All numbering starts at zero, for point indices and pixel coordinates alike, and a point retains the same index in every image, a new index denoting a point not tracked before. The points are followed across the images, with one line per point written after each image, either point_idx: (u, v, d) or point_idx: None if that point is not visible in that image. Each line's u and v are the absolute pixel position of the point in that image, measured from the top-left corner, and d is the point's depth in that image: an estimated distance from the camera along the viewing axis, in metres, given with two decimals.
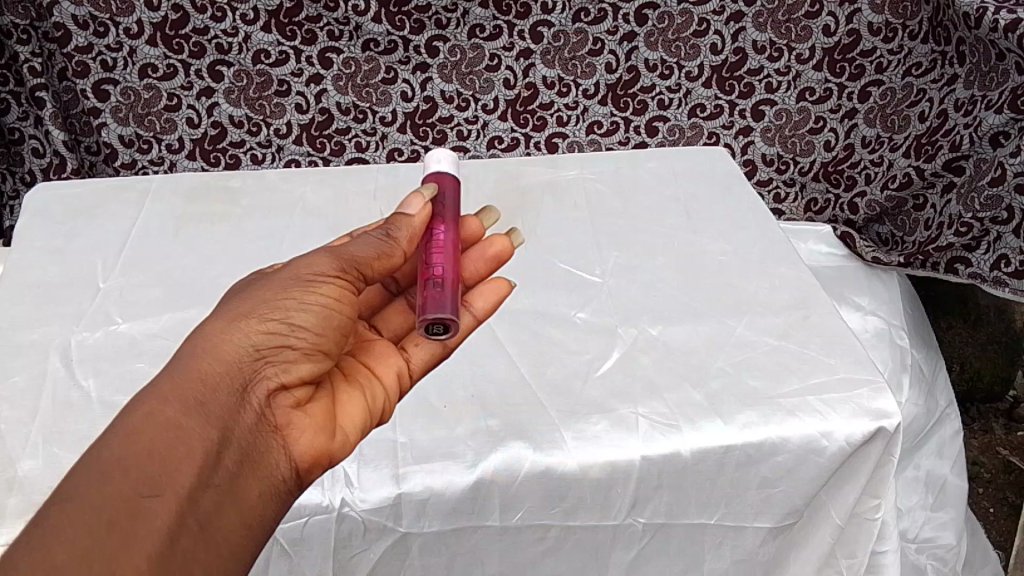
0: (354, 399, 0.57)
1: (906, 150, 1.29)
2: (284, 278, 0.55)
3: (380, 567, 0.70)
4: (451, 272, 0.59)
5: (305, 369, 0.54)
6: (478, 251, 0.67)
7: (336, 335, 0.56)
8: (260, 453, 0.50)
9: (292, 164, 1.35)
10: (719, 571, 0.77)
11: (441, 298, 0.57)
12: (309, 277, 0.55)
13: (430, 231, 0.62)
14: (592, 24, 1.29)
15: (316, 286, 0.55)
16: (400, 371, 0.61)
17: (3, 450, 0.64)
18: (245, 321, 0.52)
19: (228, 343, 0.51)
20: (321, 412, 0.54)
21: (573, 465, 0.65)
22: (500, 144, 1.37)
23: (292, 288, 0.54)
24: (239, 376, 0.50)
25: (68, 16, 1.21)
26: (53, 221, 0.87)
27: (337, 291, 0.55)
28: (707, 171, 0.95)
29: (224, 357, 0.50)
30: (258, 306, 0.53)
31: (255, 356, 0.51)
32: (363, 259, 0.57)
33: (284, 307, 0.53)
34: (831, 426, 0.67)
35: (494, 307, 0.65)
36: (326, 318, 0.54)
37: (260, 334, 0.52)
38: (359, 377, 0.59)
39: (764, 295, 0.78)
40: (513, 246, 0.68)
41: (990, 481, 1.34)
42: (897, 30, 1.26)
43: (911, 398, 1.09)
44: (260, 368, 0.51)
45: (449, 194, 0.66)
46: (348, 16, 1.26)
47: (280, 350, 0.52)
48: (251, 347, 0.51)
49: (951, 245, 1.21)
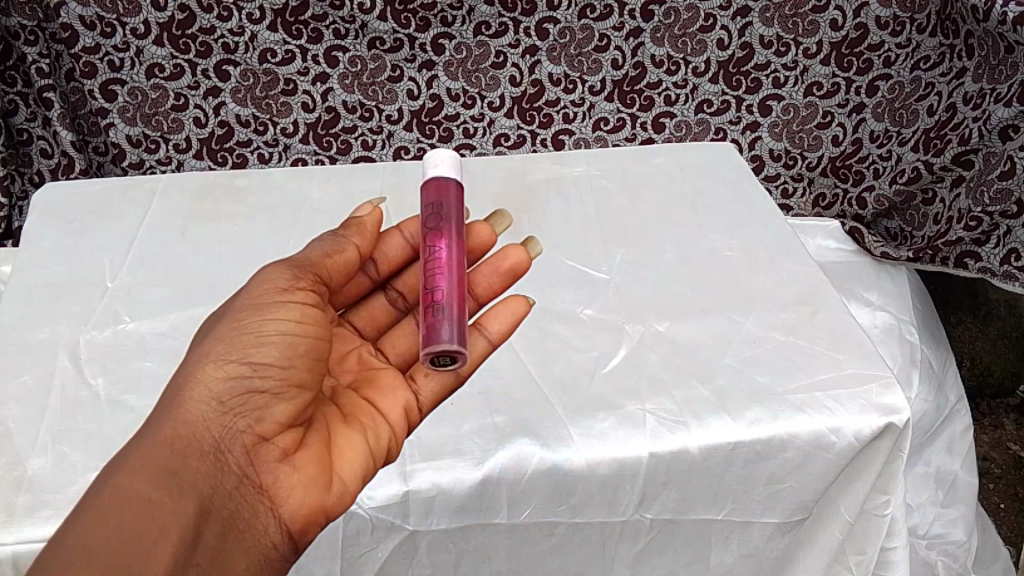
0: (351, 439, 0.58)
1: (915, 144, 1.27)
2: (243, 315, 0.56)
3: (388, 565, 0.70)
4: (454, 293, 0.58)
5: (281, 413, 0.54)
6: (491, 266, 0.67)
7: (308, 366, 0.56)
8: (245, 515, 0.51)
9: (299, 162, 1.37)
10: (727, 566, 0.77)
11: (442, 328, 0.56)
12: (268, 312, 0.56)
13: (430, 248, 0.61)
14: (598, 20, 1.28)
15: (276, 320, 0.56)
16: (406, 407, 0.61)
17: (12, 449, 0.64)
18: (205, 373, 0.53)
19: (191, 401, 0.52)
20: (313, 460, 0.55)
21: (581, 461, 0.65)
22: (506, 141, 1.38)
23: (252, 325, 0.55)
24: (209, 434, 0.52)
25: (75, 17, 1.21)
26: (61, 221, 0.87)
27: (296, 316, 0.56)
28: (712, 167, 0.95)
29: (190, 417, 0.52)
30: (216, 351, 0.54)
31: (222, 409, 0.53)
32: (315, 262, 0.60)
33: (244, 348, 0.54)
34: (840, 421, 0.66)
35: (509, 330, 0.64)
36: (289, 351, 0.55)
37: (223, 385, 0.53)
38: (360, 416, 0.59)
39: (772, 289, 0.78)
40: (530, 258, 0.68)
41: (1000, 476, 1.33)
42: (905, 23, 1.24)
43: (921, 395, 1.07)
44: (229, 420, 0.53)
45: (451, 202, 0.63)
46: (353, 14, 1.25)
47: (247, 397, 0.53)
48: (215, 400, 0.53)
49: (960, 239, 1.20)
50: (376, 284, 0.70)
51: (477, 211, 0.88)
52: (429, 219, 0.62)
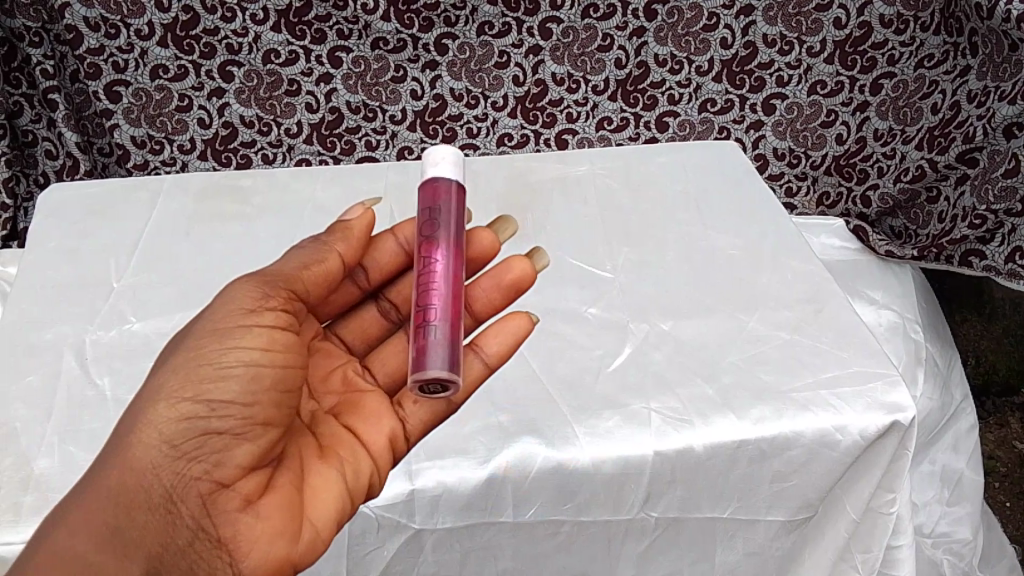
0: (326, 475, 0.56)
1: (918, 143, 1.28)
2: (204, 344, 0.54)
3: (394, 564, 0.71)
4: (445, 313, 0.57)
5: (242, 455, 0.52)
6: (493, 278, 0.66)
7: (274, 400, 0.55)
8: (201, 571, 0.49)
9: (302, 163, 1.37)
10: (732, 564, 0.77)
11: (434, 354, 0.56)
12: (231, 340, 0.54)
13: (424, 259, 0.59)
14: (602, 20, 1.28)
15: (238, 352, 0.54)
16: (391, 436, 0.60)
17: (20, 449, 0.64)
18: (159, 413, 0.51)
19: (143, 445, 0.51)
20: (278, 507, 0.52)
21: (585, 460, 0.65)
22: (510, 141, 1.38)
23: (212, 357, 0.54)
24: (161, 482, 0.50)
25: (79, 18, 1.21)
26: (67, 222, 0.87)
27: (262, 345, 0.55)
28: (715, 166, 0.95)
29: (140, 464, 0.50)
30: (172, 387, 0.52)
31: (175, 453, 0.51)
32: (289, 277, 0.59)
33: (202, 383, 0.53)
34: (845, 420, 0.66)
35: (507, 352, 0.63)
36: (252, 384, 0.54)
37: (178, 427, 0.51)
38: (339, 450, 0.58)
39: (776, 289, 0.78)
40: (535, 272, 0.67)
41: (1006, 475, 1.32)
42: (908, 22, 1.23)
43: (926, 393, 1.07)
44: (184, 464, 0.51)
45: (446, 207, 0.62)
46: (357, 14, 1.25)
47: (204, 438, 0.51)
48: (166, 443, 0.51)
49: (965, 237, 1.21)
50: (368, 293, 0.70)
51: (480, 211, 0.88)
52: (423, 225, 0.61)
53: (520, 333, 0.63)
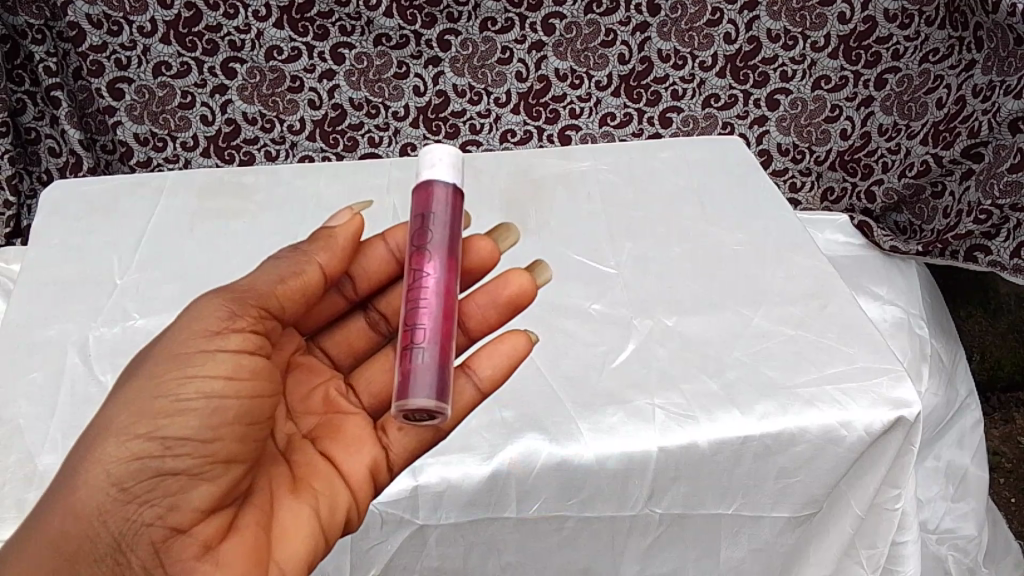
0: (297, 513, 0.56)
1: (924, 138, 1.27)
2: (159, 374, 0.52)
3: (397, 560, 0.71)
4: (433, 335, 0.54)
5: (199, 498, 0.51)
6: (489, 295, 0.64)
7: (237, 434, 0.53)
8: None
9: (305, 160, 1.35)
10: (736, 560, 0.76)
11: (421, 380, 0.53)
12: (191, 369, 0.52)
13: (415, 272, 0.57)
14: (604, 15, 1.29)
15: (197, 383, 0.52)
16: (372, 465, 0.59)
17: (24, 445, 0.64)
18: (108, 452, 0.50)
19: (90, 486, 0.50)
20: (238, 551, 0.51)
21: (590, 456, 0.65)
22: (513, 137, 1.37)
23: (167, 389, 0.52)
24: (109, 528, 0.49)
25: (82, 15, 1.22)
26: (70, 218, 0.87)
27: (223, 374, 0.53)
28: (718, 161, 0.94)
29: (87, 508, 0.49)
30: (123, 422, 0.51)
31: (125, 496, 0.50)
32: (262, 295, 0.57)
33: (157, 417, 0.51)
34: (850, 415, 0.66)
35: (500, 376, 0.61)
36: (211, 419, 0.52)
37: (126, 468, 0.50)
38: (312, 483, 0.57)
39: (780, 284, 0.77)
40: (535, 286, 0.65)
41: (1011, 471, 1.31)
42: (913, 16, 1.23)
43: (931, 388, 1.07)
44: (135, 508, 0.50)
45: (441, 212, 0.60)
46: (359, 11, 1.26)
47: (156, 479, 0.50)
48: (113, 485, 0.50)
49: (970, 232, 1.21)
50: (355, 304, 0.69)
51: (484, 208, 0.88)
52: (415, 235, 0.59)
53: (515, 353, 0.61)
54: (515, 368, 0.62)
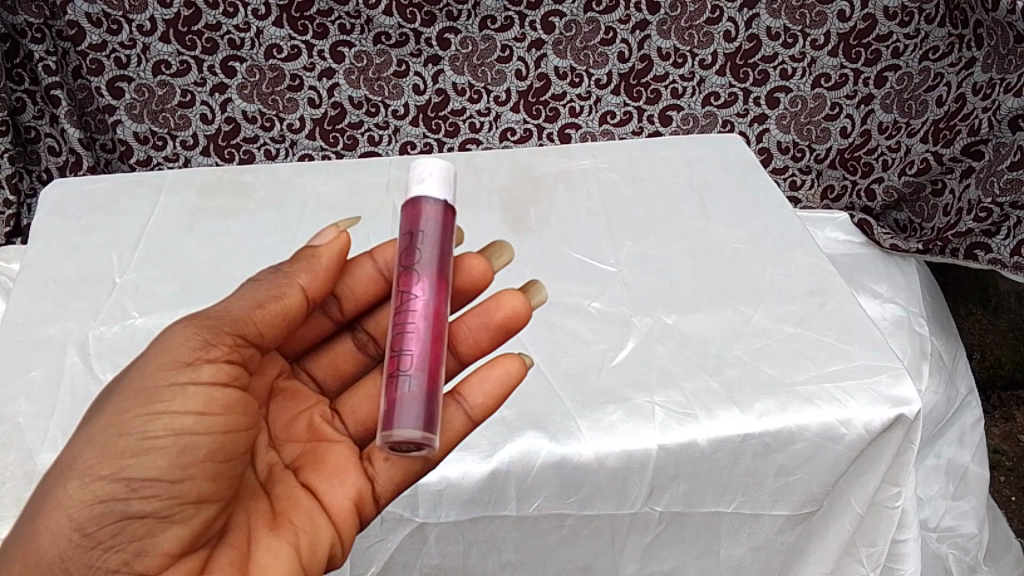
0: (275, 549, 0.54)
1: (924, 136, 1.27)
2: (126, 411, 0.52)
3: (397, 558, 0.71)
4: (418, 365, 0.54)
5: (167, 543, 0.51)
6: (480, 317, 0.63)
7: (210, 472, 0.53)
8: None
9: (305, 158, 1.34)
10: (737, 558, 0.76)
11: (407, 411, 0.52)
12: (160, 405, 0.52)
13: (403, 294, 0.56)
14: (604, 13, 1.29)
15: (167, 420, 0.52)
16: (356, 496, 0.58)
17: (24, 444, 0.65)
18: (71, 496, 0.50)
19: (51, 532, 0.49)
20: None
21: (589, 455, 0.65)
22: (512, 136, 1.36)
23: (135, 426, 0.52)
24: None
25: (81, 14, 1.22)
26: (70, 217, 0.87)
27: (194, 410, 0.53)
28: (718, 158, 0.94)
29: (47, 554, 0.49)
30: (88, 463, 0.51)
31: (89, 542, 0.50)
32: (237, 323, 0.56)
33: (125, 457, 0.51)
34: (850, 413, 0.66)
35: (490, 403, 0.59)
36: (181, 457, 0.52)
37: (90, 513, 0.50)
38: (292, 517, 0.57)
39: (780, 283, 0.77)
40: (529, 309, 0.64)
41: (1012, 469, 1.31)
42: (913, 14, 1.23)
43: (931, 386, 1.07)
44: (99, 554, 0.50)
45: (432, 228, 0.59)
46: (359, 9, 1.26)
47: (123, 522, 0.50)
48: (77, 530, 0.49)
49: (970, 230, 1.20)
50: (340, 325, 0.68)
51: (482, 206, 0.88)
52: (403, 255, 0.58)
53: (507, 379, 0.60)
54: (509, 393, 0.61)
